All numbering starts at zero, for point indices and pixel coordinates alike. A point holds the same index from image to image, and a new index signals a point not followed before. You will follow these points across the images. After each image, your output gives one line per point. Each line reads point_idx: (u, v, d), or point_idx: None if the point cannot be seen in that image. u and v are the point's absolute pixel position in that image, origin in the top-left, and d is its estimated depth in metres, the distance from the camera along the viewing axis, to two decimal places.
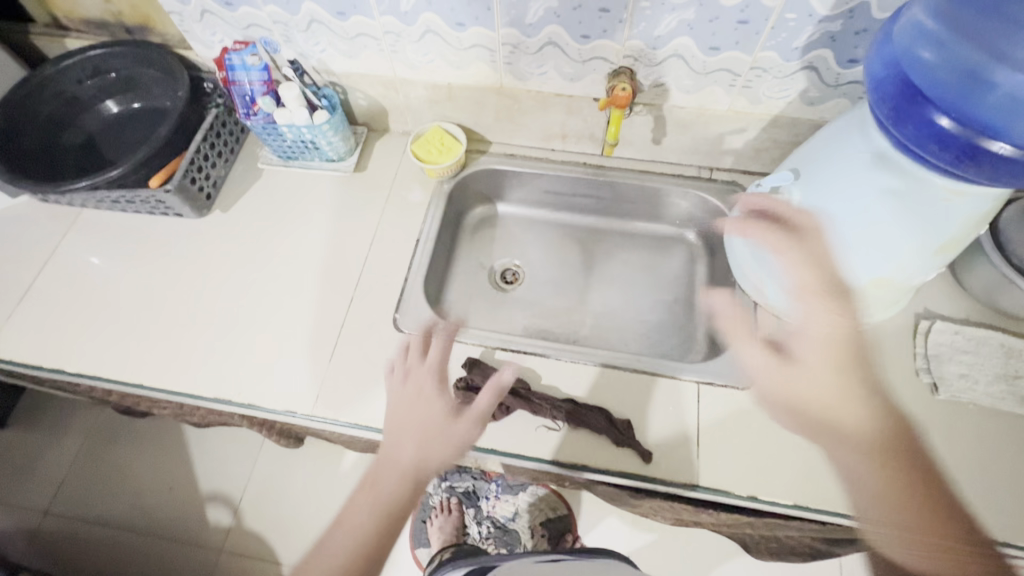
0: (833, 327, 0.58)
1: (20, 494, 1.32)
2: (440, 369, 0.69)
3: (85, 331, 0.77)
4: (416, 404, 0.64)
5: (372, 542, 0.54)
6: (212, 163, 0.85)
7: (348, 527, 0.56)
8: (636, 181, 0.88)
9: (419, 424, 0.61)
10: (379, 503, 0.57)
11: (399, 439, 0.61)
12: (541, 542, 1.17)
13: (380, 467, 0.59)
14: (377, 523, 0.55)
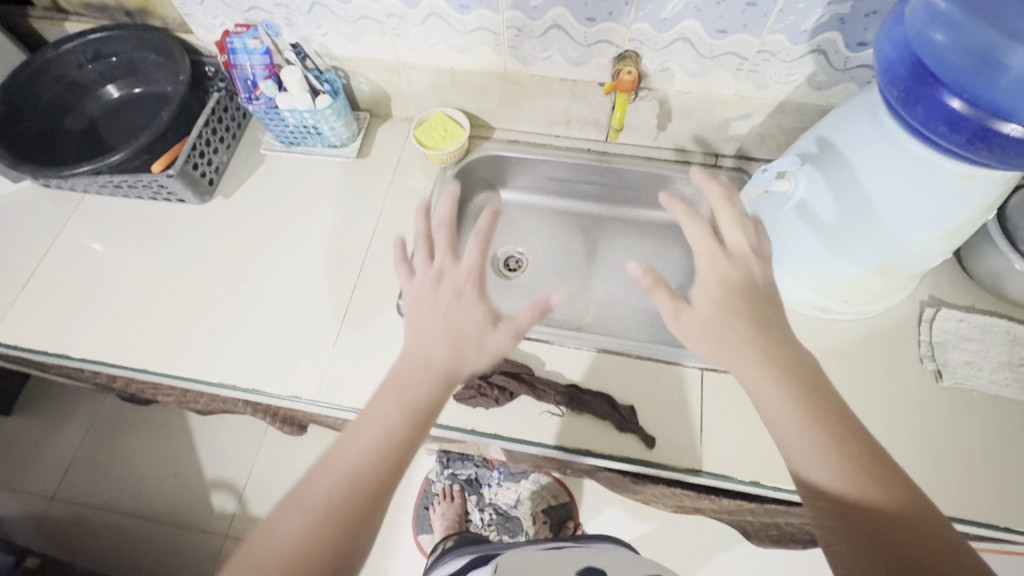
0: (712, 285, 0.52)
1: (26, 480, 1.33)
2: (482, 271, 0.55)
3: (89, 316, 0.78)
4: (452, 308, 0.53)
5: (398, 458, 0.46)
6: (213, 149, 0.84)
7: (377, 427, 0.47)
8: (641, 167, 0.87)
9: (456, 329, 0.52)
10: (407, 405, 0.49)
11: (430, 346, 0.51)
12: (542, 529, 1.18)
13: (405, 374, 0.50)
14: (405, 425, 0.48)
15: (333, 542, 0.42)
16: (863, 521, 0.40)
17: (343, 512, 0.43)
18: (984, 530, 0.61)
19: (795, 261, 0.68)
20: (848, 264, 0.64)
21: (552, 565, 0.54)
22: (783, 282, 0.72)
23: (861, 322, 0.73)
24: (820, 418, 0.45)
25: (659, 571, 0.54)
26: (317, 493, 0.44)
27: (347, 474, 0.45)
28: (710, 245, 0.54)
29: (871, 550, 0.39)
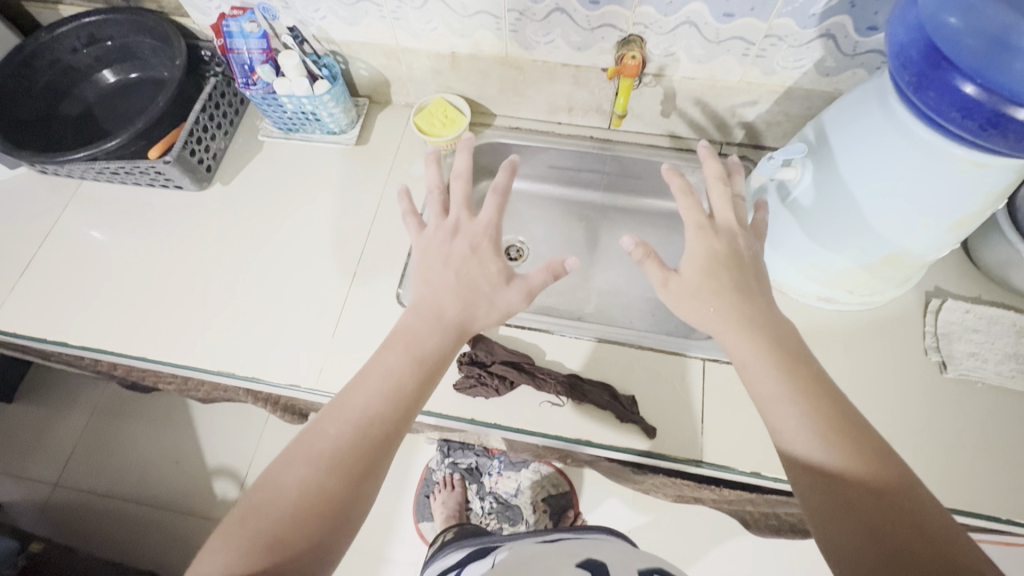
0: (699, 256, 0.57)
1: (30, 466, 1.34)
2: (496, 228, 0.62)
3: (88, 303, 0.77)
4: (466, 261, 0.60)
5: (405, 405, 0.52)
6: (211, 135, 0.83)
7: (383, 377, 0.53)
8: (644, 155, 0.86)
9: (469, 281, 0.59)
10: (415, 354, 0.54)
11: (443, 296, 0.58)
12: (542, 517, 1.18)
13: (414, 334, 0.56)
14: (411, 371, 0.53)
15: (341, 478, 0.47)
16: (835, 485, 0.44)
17: (350, 453, 0.48)
18: (985, 521, 0.61)
19: (799, 251, 0.68)
20: (852, 254, 0.63)
21: (551, 557, 0.54)
22: (786, 272, 0.71)
23: (866, 313, 0.72)
24: (806, 392, 0.49)
25: (657, 563, 0.54)
26: (326, 438, 0.49)
27: (354, 421, 0.50)
28: (699, 218, 0.58)
29: (839, 508, 0.43)
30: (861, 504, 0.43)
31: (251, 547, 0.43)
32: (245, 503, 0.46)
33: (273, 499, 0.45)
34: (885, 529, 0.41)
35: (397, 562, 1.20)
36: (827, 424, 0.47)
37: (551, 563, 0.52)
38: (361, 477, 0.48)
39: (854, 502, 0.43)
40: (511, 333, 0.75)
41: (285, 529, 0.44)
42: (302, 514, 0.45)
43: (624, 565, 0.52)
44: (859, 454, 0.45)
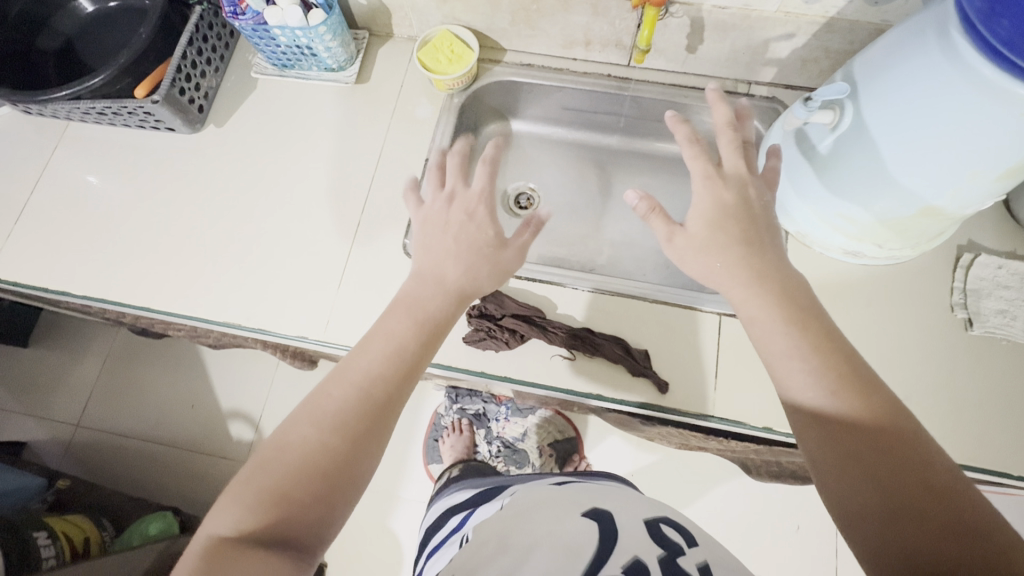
0: (706, 208, 0.54)
1: (50, 408, 1.38)
2: (491, 193, 0.59)
3: (87, 252, 0.75)
4: (464, 227, 0.57)
5: (408, 367, 0.51)
6: (200, 72, 0.78)
7: (385, 339, 0.51)
8: (665, 96, 0.80)
9: (470, 246, 0.56)
10: (420, 318, 0.53)
11: (445, 261, 0.55)
12: (548, 461, 1.22)
13: (416, 294, 0.54)
14: (412, 333, 0.52)
15: (348, 438, 0.46)
16: (843, 443, 0.43)
17: (355, 413, 0.47)
18: (993, 477, 0.61)
19: (828, 200, 0.63)
20: (887, 205, 0.59)
21: (556, 503, 0.54)
22: (813, 225, 0.68)
23: (892, 267, 0.69)
24: (820, 349, 0.47)
25: (660, 511, 0.54)
26: (331, 398, 0.48)
27: (358, 382, 0.49)
28: (707, 167, 0.55)
29: (849, 468, 0.42)
30: (873, 461, 0.41)
31: (261, 504, 0.42)
32: (251, 465, 0.45)
33: (280, 458, 0.45)
34: (896, 484, 0.40)
35: (407, 499, 1.25)
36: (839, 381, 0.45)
37: (557, 510, 0.52)
38: (366, 438, 0.47)
39: (865, 460, 0.42)
40: (523, 286, 0.72)
41: (292, 486, 0.44)
42: (309, 474, 0.44)
43: (628, 514, 0.52)
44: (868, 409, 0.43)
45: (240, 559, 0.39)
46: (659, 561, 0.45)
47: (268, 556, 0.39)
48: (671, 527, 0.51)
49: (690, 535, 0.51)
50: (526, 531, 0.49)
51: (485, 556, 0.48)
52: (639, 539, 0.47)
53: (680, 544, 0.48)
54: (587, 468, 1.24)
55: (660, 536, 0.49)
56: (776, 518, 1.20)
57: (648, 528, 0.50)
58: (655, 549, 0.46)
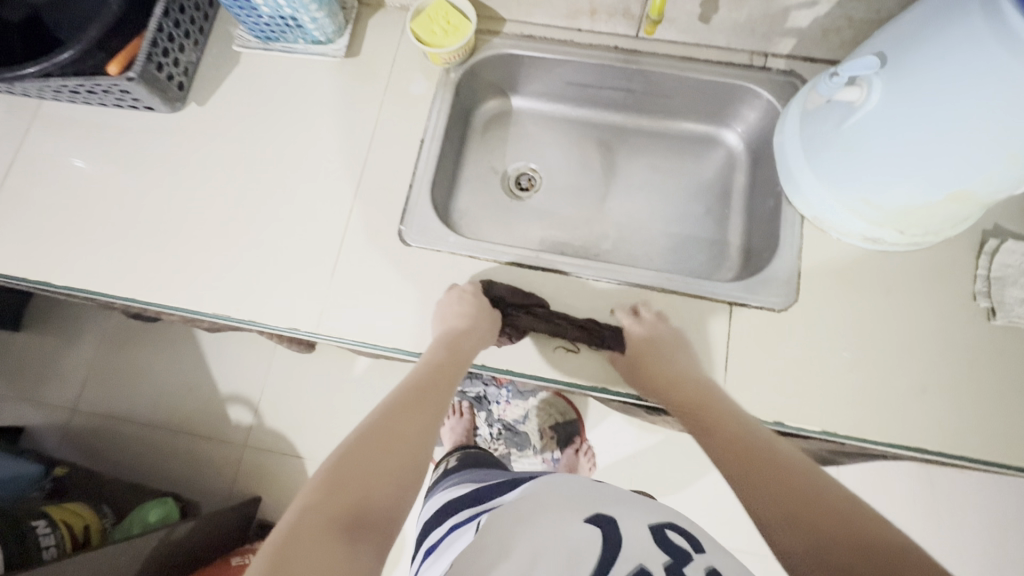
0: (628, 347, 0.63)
1: (45, 393, 1.36)
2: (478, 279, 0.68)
3: (67, 239, 0.72)
4: (461, 297, 0.65)
5: (446, 380, 0.58)
6: (178, 46, 0.73)
7: (426, 366, 0.60)
8: (674, 70, 0.75)
9: (473, 306, 0.63)
10: (450, 347, 0.61)
11: (455, 321, 0.62)
12: (549, 443, 1.22)
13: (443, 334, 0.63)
14: (445, 358, 0.60)
15: (409, 436, 0.51)
16: (747, 465, 0.49)
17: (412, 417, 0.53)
18: (1010, 472, 0.59)
19: (849, 182, 0.60)
20: (910, 190, 0.56)
21: (560, 503, 0.51)
22: (830, 208, 0.64)
23: (912, 254, 0.66)
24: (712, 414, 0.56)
25: (665, 514, 0.51)
26: (388, 407, 0.53)
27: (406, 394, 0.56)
28: (626, 316, 0.65)
29: (750, 485, 0.47)
30: (764, 478, 0.47)
31: (338, 485, 0.44)
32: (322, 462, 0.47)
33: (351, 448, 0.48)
34: (790, 493, 0.45)
35: None
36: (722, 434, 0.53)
37: (560, 514, 0.49)
38: (423, 438, 0.52)
39: (758, 476, 0.47)
40: (524, 275, 0.69)
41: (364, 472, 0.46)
42: (382, 463, 0.47)
43: (633, 516, 0.50)
44: (754, 445, 0.51)
45: (330, 536, 0.40)
46: (664, 570, 0.44)
47: (354, 536, 0.41)
48: (677, 531, 0.49)
49: (696, 539, 0.48)
50: (528, 537, 0.47)
51: (485, 565, 0.45)
52: (641, 544, 0.46)
53: (686, 550, 0.47)
54: (589, 450, 1.23)
55: (665, 542, 0.47)
56: None
57: (653, 534, 0.48)
58: (660, 556, 0.45)
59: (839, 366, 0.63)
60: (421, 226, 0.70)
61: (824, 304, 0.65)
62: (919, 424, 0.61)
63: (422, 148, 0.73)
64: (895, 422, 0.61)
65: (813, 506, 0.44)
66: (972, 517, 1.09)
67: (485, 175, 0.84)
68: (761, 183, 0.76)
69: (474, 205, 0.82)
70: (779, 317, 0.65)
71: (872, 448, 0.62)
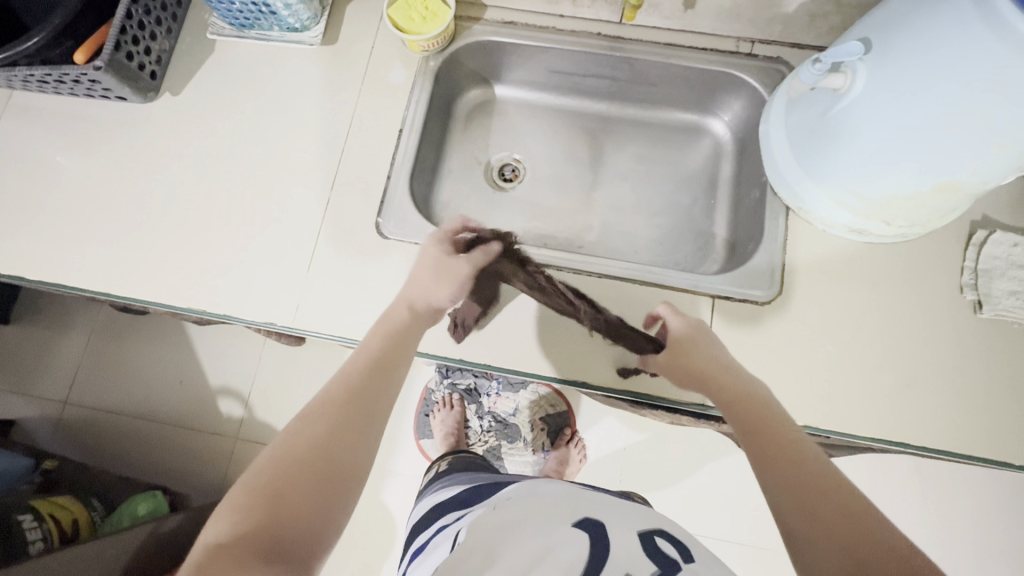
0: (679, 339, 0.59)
1: (35, 386, 1.36)
2: (445, 235, 0.65)
3: (41, 233, 0.70)
4: (428, 258, 0.63)
5: (386, 366, 0.54)
6: (149, 33, 0.71)
7: (362, 353, 0.55)
8: (658, 57, 0.73)
9: (434, 264, 0.62)
10: (392, 331, 0.57)
11: (413, 285, 0.61)
12: (540, 435, 1.22)
13: (388, 317, 0.58)
14: (385, 342, 0.55)
15: (335, 440, 0.46)
16: (790, 493, 0.44)
17: (346, 412, 0.49)
18: (996, 467, 0.59)
19: (837, 172, 0.58)
20: (897, 180, 0.54)
21: (546, 509, 0.50)
22: (816, 200, 0.63)
23: (899, 246, 0.64)
24: (746, 411, 0.51)
25: (655, 522, 0.50)
26: (317, 404, 0.49)
27: (342, 386, 0.51)
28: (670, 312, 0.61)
29: (801, 522, 0.42)
30: (817, 512, 0.42)
31: (256, 505, 0.41)
32: (243, 479, 0.44)
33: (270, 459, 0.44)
34: (839, 517, 0.41)
35: (398, 473, 1.25)
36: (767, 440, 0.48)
37: (547, 520, 0.48)
38: (355, 441, 0.47)
39: (808, 509, 0.42)
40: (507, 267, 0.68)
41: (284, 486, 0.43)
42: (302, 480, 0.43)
43: (619, 525, 0.49)
44: (800, 455, 0.46)
45: (239, 562, 0.37)
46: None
47: (269, 559, 0.38)
48: (666, 540, 0.48)
49: (686, 549, 0.47)
50: (513, 542, 0.45)
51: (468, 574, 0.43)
52: (630, 553, 0.45)
53: (675, 559, 0.45)
54: (581, 444, 1.22)
55: (654, 550, 0.46)
56: None
57: (643, 542, 0.47)
58: (648, 565, 0.44)
59: (823, 360, 0.62)
60: (399, 218, 0.68)
61: (809, 296, 0.64)
62: (903, 419, 0.60)
63: (401, 137, 0.71)
64: (881, 416, 0.60)
65: (860, 531, 0.40)
66: (963, 510, 1.09)
67: (469, 166, 0.82)
68: (747, 173, 0.75)
69: (457, 196, 0.80)
70: (761, 310, 0.64)
71: (856, 443, 0.61)
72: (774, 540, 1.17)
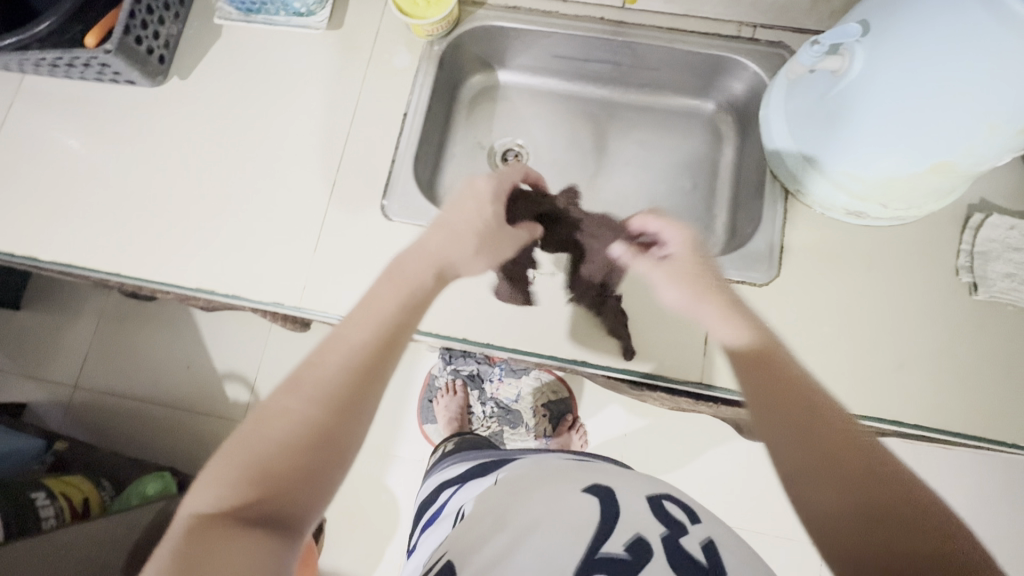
0: (685, 254, 0.56)
1: (46, 370, 1.38)
2: (492, 194, 0.60)
3: (53, 214, 0.72)
4: (468, 218, 0.58)
5: (393, 329, 0.48)
6: (158, 18, 0.72)
7: (371, 310, 0.49)
8: (661, 41, 0.74)
9: (471, 229, 0.58)
10: (404, 287, 0.51)
11: (440, 243, 0.55)
12: (542, 421, 1.24)
13: (411, 274, 0.52)
14: (399, 299, 0.50)
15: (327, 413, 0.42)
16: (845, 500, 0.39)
17: (344, 379, 0.44)
18: (988, 445, 0.60)
19: (835, 153, 0.59)
20: (896, 161, 0.55)
21: (555, 476, 0.52)
22: (814, 182, 0.63)
23: (897, 230, 0.65)
24: (799, 396, 0.44)
25: (666, 487, 0.52)
26: (309, 372, 0.44)
27: (344, 350, 0.46)
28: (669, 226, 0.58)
29: (862, 530, 0.37)
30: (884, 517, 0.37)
31: (241, 477, 0.39)
32: (227, 448, 0.41)
33: (257, 427, 0.41)
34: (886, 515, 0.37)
35: (402, 458, 1.26)
36: (820, 433, 0.41)
37: (555, 486, 0.50)
38: (350, 413, 0.43)
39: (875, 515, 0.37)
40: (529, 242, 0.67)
41: (271, 459, 0.40)
42: (288, 454, 0.40)
43: (628, 489, 0.50)
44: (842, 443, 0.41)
45: (222, 542, 0.35)
46: (660, 539, 0.44)
47: (252, 532, 0.36)
48: (675, 504, 0.49)
49: (694, 512, 0.49)
50: (521, 508, 0.48)
51: (481, 536, 0.46)
52: (639, 515, 0.46)
53: (683, 521, 0.46)
54: (583, 431, 1.23)
55: (662, 512, 0.47)
56: (770, 476, 1.20)
57: (651, 504, 0.48)
58: (656, 527, 0.45)
59: (819, 341, 0.63)
60: (404, 201, 0.69)
61: (806, 278, 0.65)
62: (899, 398, 0.61)
63: (405, 121, 0.72)
64: (875, 397, 0.61)
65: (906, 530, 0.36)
66: (961, 497, 1.10)
67: (472, 151, 0.84)
68: (748, 158, 0.76)
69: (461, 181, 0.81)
70: (759, 292, 0.65)
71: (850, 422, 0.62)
72: (774, 527, 1.19)
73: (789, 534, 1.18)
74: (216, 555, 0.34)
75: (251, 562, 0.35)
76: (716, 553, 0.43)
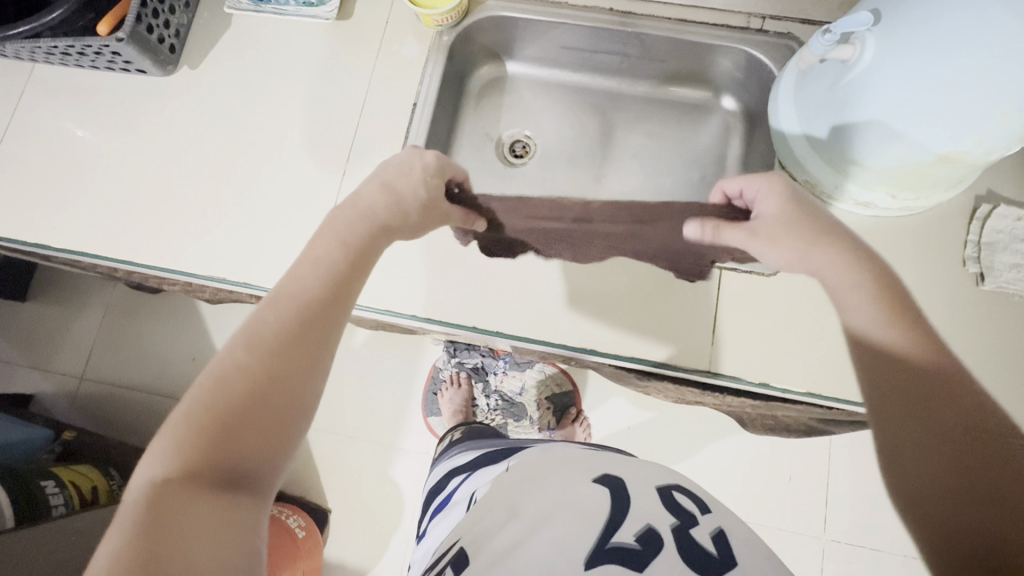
0: (778, 208, 0.55)
1: (53, 361, 1.39)
2: (434, 166, 0.59)
3: (64, 203, 0.72)
4: (402, 185, 0.57)
5: (341, 284, 0.49)
6: (168, 7, 0.72)
7: (318, 267, 0.49)
8: (671, 32, 0.74)
9: (402, 196, 0.57)
10: (345, 243, 0.52)
11: (375, 202, 0.55)
12: (546, 413, 1.24)
13: (347, 229, 0.53)
14: (344, 257, 0.51)
15: (284, 368, 0.43)
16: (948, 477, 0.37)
17: (298, 333, 0.45)
18: None
19: (842, 143, 0.59)
20: (903, 148, 0.55)
21: (567, 468, 0.52)
22: (819, 170, 0.64)
23: (904, 221, 0.66)
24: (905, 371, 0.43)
25: (674, 478, 0.52)
26: (260, 328, 0.44)
27: (296, 305, 0.46)
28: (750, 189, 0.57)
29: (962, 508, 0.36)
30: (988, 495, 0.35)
31: (200, 443, 0.38)
32: (179, 409, 0.40)
33: (211, 392, 0.40)
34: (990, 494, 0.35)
35: (407, 450, 1.27)
36: (936, 414, 0.39)
37: (565, 477, 0.51)
38: (307, 368, 0.44)
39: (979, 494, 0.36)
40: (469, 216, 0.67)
41: (232, 425, 0.40)
42: (249, 412, 0.40)
43: (639, 480, 0.50)
44: (953, 416, 0.39)
45: (192, 501, 0.36)
46: (671, 529, 0.44)
47: (222, 490, 0.37)
48: (684, 495, 0.50)
49: (703, 503, 0.49)
50: (534, 498, 0.48)
51: (493, 524, 0.47)
52: (650, 506, 0.46)
53: (693, 513, 0.47)
54: (587, 423, 1.24)
55: (673, 503, 0.47)
56: (773, 470, 1.21)
57: (661, 495, 0.48)
58: (667, 518, 0.45)
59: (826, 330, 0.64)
60: None
61: None
62: None
63: (415, 111, 0.73)
64: None
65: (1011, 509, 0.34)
66: None
67: (481, 142, 0.84)
68: (755, 149, 0.76)
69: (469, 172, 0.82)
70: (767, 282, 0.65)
71: (856, 410, 0.63)
72: (778, 520, 1.19)
73: (793, 527, 1.19)
74: (187, 513, 0.36)
75: (224, 517, 0.36)
76: (726, 542, 0.44)
